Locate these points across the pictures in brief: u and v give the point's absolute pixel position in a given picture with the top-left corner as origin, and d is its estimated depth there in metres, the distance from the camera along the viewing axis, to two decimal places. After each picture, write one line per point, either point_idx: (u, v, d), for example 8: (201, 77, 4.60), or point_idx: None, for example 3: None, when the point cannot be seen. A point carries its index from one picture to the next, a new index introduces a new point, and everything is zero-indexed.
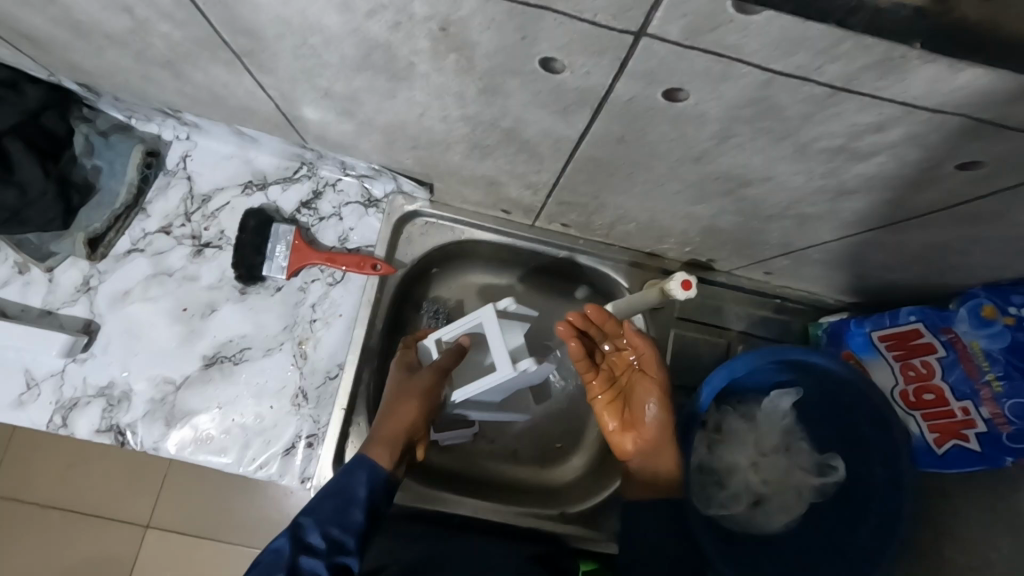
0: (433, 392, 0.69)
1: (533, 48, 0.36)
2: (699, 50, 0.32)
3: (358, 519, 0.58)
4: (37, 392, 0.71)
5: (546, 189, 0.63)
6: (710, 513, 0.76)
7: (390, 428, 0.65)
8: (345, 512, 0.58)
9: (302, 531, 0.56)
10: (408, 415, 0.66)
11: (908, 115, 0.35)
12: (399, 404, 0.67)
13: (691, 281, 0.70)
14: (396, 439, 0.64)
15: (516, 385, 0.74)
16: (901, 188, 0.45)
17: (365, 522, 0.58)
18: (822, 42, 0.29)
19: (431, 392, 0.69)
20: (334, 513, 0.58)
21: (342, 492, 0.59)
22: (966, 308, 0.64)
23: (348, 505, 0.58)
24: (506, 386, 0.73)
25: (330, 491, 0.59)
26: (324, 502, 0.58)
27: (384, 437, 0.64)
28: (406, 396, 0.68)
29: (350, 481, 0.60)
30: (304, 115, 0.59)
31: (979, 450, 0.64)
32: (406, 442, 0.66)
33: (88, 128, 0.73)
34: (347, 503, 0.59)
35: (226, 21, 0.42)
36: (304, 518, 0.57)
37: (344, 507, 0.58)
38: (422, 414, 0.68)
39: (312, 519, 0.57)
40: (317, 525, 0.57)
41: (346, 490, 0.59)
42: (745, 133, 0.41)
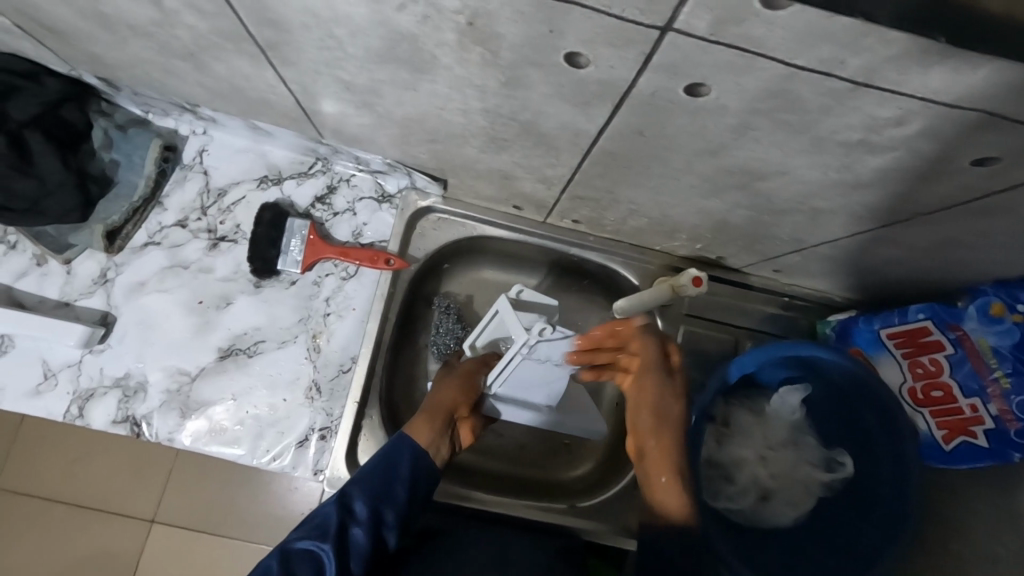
0: (471, 377, 0.74)
1: (558, 41, 0.37)
2: (723, 43, 0.33)
3: (401, 496, 0.62)
4: (54, 382, 0.72)
5: (560, 184, 0.64)
6: (717, 506, 0.77)
7: (432, 406, 0.70)
8: (391, 488, 0.62)
9: (349, 501, 0.60)
10: (449, 396, 0.72)
11: (926, 109, 0.36)
12: (440, 387, 0.72)
13: (702, 277, 0.72)
14: (437, 416, 0.69)
15: (547, 371, 0.74)
16: (915, 183, 0.46)
17: (406, 500, 0.63)
18: (846, 36, 0.30)
19: (471, 377, 0.74)
20: (382, 488, 0.62)
21: (389, 469, 0.63)
22: (975, 306, 0.65)
23: (393, 482, 0.62)
24: (535, 372, 0.75)
25: (380, 465, 0.63)
26: (373, 474, 0.62)
27: (427, 415, 0.70)
28: (447, 380, 0.73)
29: (397, 458, 0.64)
30: (323, 109, 0.60)
31: (986, 446, 0.65)
32: (447, 421, 0.70)
33: (106, 122, 0.74)
34: (393, 479, 0.62)
35: (254, 13, 0.43)
36: (353, 488, 0.61)
37: (390, 482, 0.62)
38: (464, 397, 0.73)
39: (361, 490, 0.61)
40: (365, 496, 0.61)
41: (394, 467, 0.63)
42: (764, 126, 0.41)
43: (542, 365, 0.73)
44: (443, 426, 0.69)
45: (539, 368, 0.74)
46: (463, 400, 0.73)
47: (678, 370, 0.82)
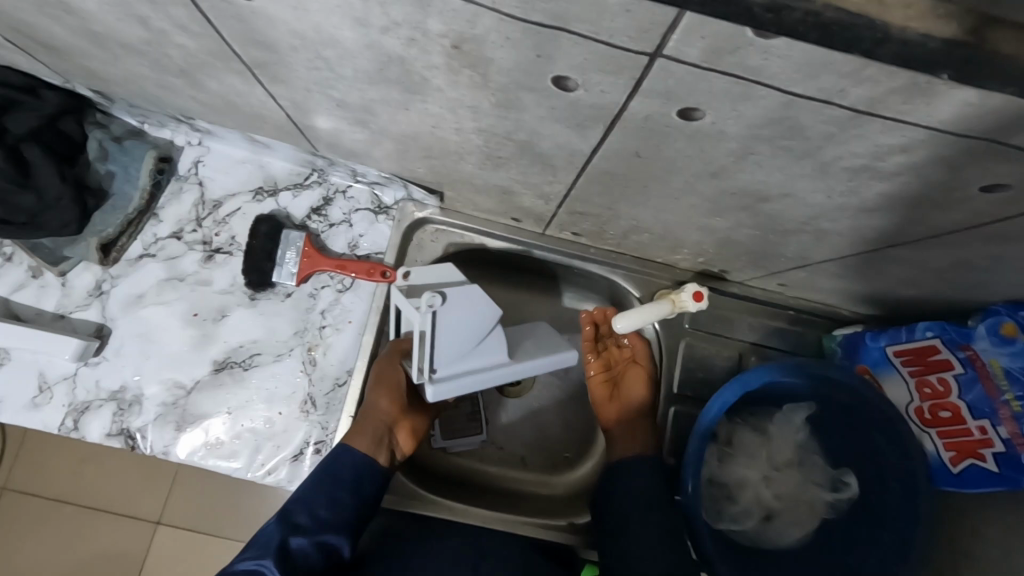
0: (391, 374, 0.71)
1: (548, 66, 0.35)
2: (718, 71, 0.31)
3: (344, 501, 0.64)
4: (51, 394, 0.72)
5: (558, 200, 0.63)
6: (720, 527, 0.75)
7: (364, 416, 0.69)
8: (333, 494, 0.64)
9: (290, 515, 0.62)
10: (379, 404, 0.70)
11: (933, 138, 0.34)
12: (371, 391, 0.71)
13: (703, 292, 0.71)
14: (370, 425, 0.68)
15: (475, 326, 0.64)
16: (925, 208, 0.44)
17: (351, 503, 0.64)
18: (845, 67, 0.29)
19: (394, 377, 0.71)
20: (321, 496, 0.63)
21: (329, 477, 0.64)
22: (985, 325, 0.63)
23: (338, 487, 0.64)
24: (464, 334, 0.64)
25: (318, 475, 0.65)
26: (310, 488, 0.64)
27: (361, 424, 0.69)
28: (377, 384, 0.71)
29: (338, 465, 0.65)
30: (316, 124, 0.59)
31: (996, 471, 0.62)
32: (385, 427, 0.69)
33: (102, 134, 0.73)
34: (333, 485, 0.64)
35: (240, 33, 0.42)
36: (293, 503, 0.63)
37: (331, 489, 0.64)
38: (395, 398, 0.70)
39: (299, 504, 0.63)
40: (304, 508, 0.62)
41: (334, 476, 0.65)
42: (765, 150, 0.40)
43: (465, 323, 0.64)
44: (380, 432, 0.68)
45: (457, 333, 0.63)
46: (396, 403, 0.70)
47: (680, 386, 0.80)
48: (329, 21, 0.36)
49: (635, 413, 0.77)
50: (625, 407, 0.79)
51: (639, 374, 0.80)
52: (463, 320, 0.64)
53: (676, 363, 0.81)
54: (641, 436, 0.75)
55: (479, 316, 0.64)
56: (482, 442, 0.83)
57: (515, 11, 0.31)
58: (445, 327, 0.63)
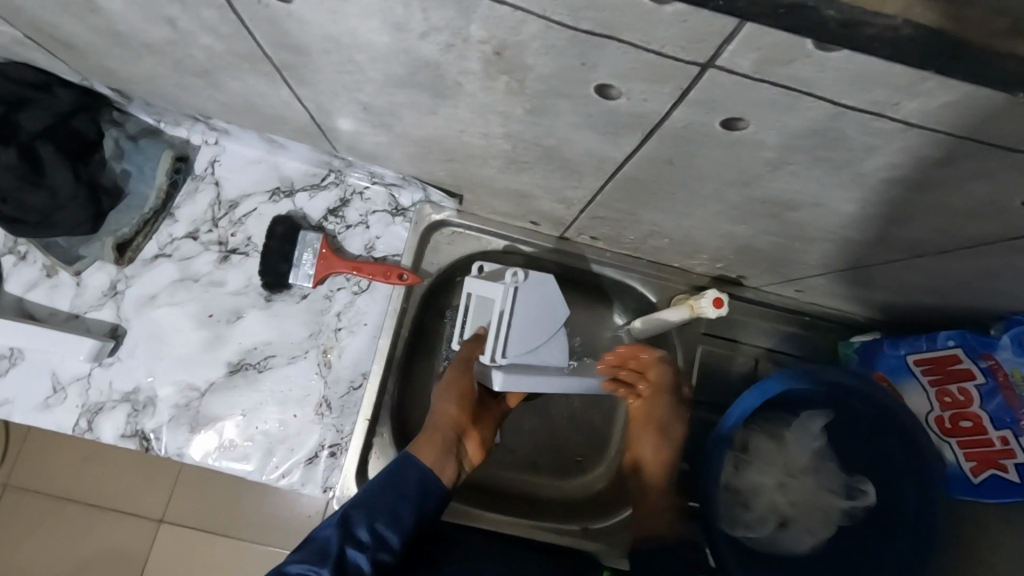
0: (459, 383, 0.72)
1: (590, 74, 0.35)
2: (768, 82, 0.31)
3: (407, 519, 0.62)
4: (64, 395, 0.71)
5: (580, 205, 0.63)
6: (735, 534, 0.75)
7: (431, 425, 0.70)
8: (399, 511, 0.62)
9: (351, 524, 0.60)
10: (446, 413, 0.70)
11: (981, 151, 0.34)
12: (441, 400, 0.72)
13: (723, 299, 0.69)
14: (440, 435, 0.69)
15: (543, 323, 0.69)
16: (960, 219, 0.44)
17: (413, 522, 0.62)
18: (904, 81, 0.28)
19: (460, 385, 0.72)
20: (385, 512, 0.61)
21: (397, 493, 0.63)
22: (1009, 335, 0.62)
23: (399, 504, 0.62)
24: (534, 327, 0.69)
25: (383, 486, 0.63)
26: (375, 500, 0.62)
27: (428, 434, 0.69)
28: (444, 393, 0.72)
29: (403, 478, 0.63)
30: (338, 126, 0.58)
31: (1016, 481, 0.62)
32: (451, 438, 0.69)
33: (118, 133, 0.72)
34: (400, 501, 0.62)
35: (271, 36, 0.41)
36: (355, 511, 0.61)
37: (397, 505, 0.62)
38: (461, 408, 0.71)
39: (362, 515, 0.61)
40: (367, 521, 0.60)
41: (398, 490, 0.63)
42: (803, 160, 0.39)
43: (536, 315, 0.69)
44: (448, 443, 0.68)
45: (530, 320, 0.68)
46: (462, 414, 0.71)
47: (696, 391, 0.80)
48: (366, 25, 0.36)
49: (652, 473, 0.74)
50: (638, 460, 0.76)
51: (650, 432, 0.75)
52: (534, 306, 0.69)
53: (693, 369, 0.81)
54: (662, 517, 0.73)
55: (549, 310, 0.70)
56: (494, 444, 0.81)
57: (563, 19, 0.30)
58: (519, 312, 0.68)
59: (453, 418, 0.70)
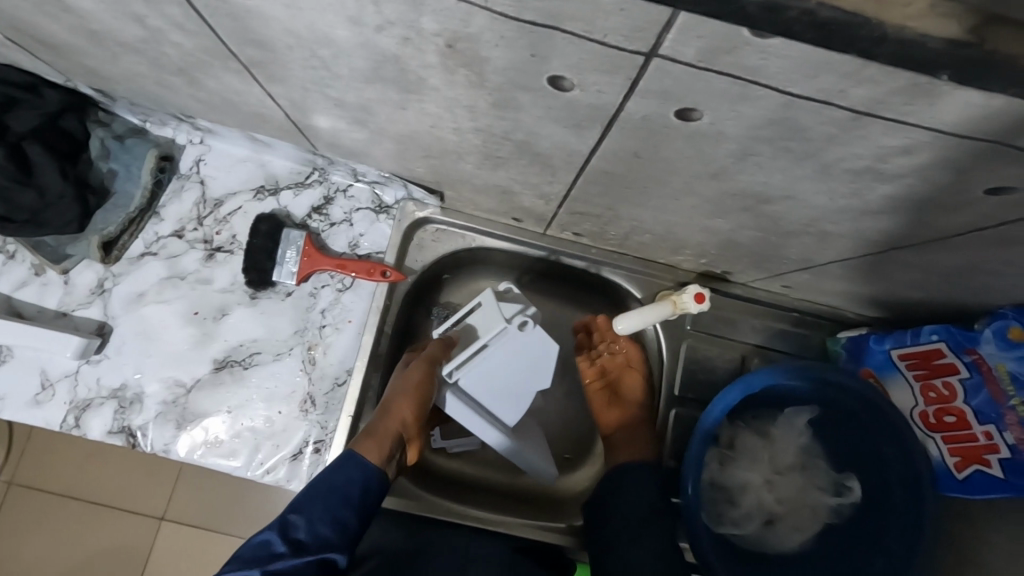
0: (422, 387, 0.71)
1: (544, 66, 0.35)
2: (715, 71, 0.31)
3: (348, 518, 0.60)
4: (52, 392, 0.72)
5: (558, 200, 0.63)
6: (721, 531, 0.74)
7: (382, 426, 0.68)
8: (337, 511, 0.60)
9: (290, 529, 0.58)
10: (401, 412, 0.70)
11: (938, 139, 0.33)
12: (395, 399, 0.70)
13: (705, 294, 0.71)
14: (385, 435, 0.67)
15: (518, 379, 0.74)
16: (929, 210, 0.43)
17: (353, 521, 0.61)
18: (846, 67, 0.28)
19: (422, 387, 0.71)
20: (322, 512, 0.60)
21: (334, 494, 0.61)
22: (992, 329, 0.61)
23: (342, 503, 0.61)
24: (505, 379, 0.73)
25: (325, 489, 0.61)
26: (311, 501, 0.60)
27: (377, 434, 0.67)
28: (400, 392, 0.71)
29: (345, 479, 0.62)
30: (315, 123, 0.59)
31: (1002, 477, 0.61)
32: (396, 441, 0.68)
33: (104, 133, 0.73)
34: (338, 502, 0.61)
35: (236, 33, 0.41)
36: (291, 514, 0.59)
37: (335, 506, 0.61)
38: (415, 412, 0.70)
39: (300, 518, 0.59)
40: (305, 523, 0.59)
41: (341, 490, 0.62)
42: (766, 151, 0.39)
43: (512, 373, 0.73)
44: (392, 445, 0.68)
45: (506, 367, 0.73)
46: (414, 419, 0.70)
47: (681, 387, 0.79)
48: (323, 19, 0.36)
49: (637, 417, 0.79)
50: (626, 416, 0.79)
51: (637, 381, 0.81)
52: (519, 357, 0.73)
53: (678, 364, 0.80)
54: (640, 442, 0.76)
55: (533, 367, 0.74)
56: (481, 443, 0.83)
57: (508, 10, 0.30)
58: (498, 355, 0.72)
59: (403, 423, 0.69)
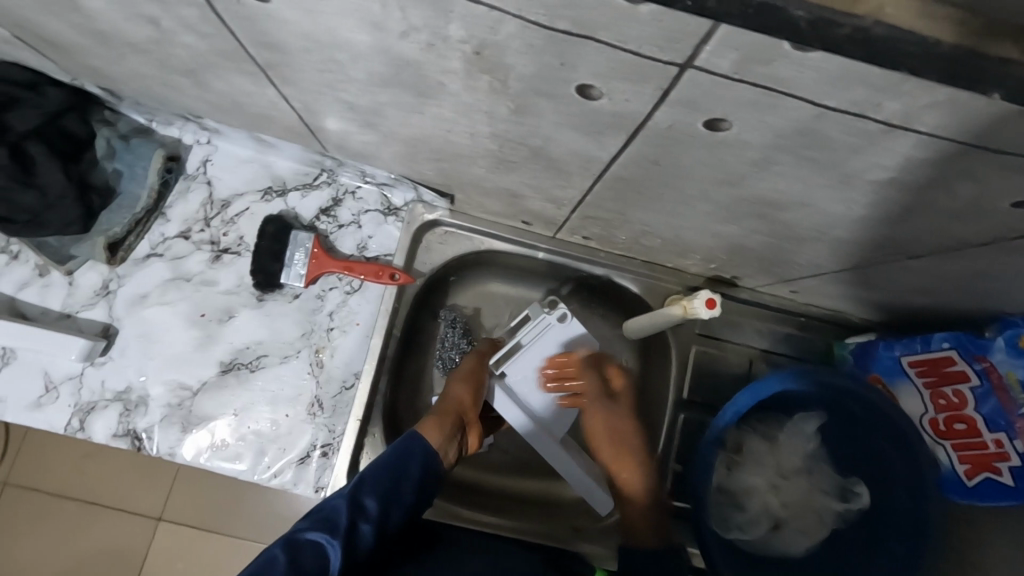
0: (476, 375, 0.73)
1: (571, 74, 0.34)
2: (747, 82, 0.30)
3: (410, 494, 0.63)
4: (56, 394, 0.71)
5: (570, 205, 0.62)
6: (729, 536, 0.74)
7: (442, 408, 0.70)
8: (403, 486, 0.63)
9: (360, 496, 0.61)
10: (458, 396, 0.71)
11: (966, 152, 0.33)
12: (454, 384, 0.72)
13: (715, 299, 0.69)
14: (446, 418, 0.70)
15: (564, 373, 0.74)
16: (948, 220, 0.44)
17: (415, 496, 0.64)
18: (883, 81, 0.28)
19: (474, 374, 0.73)
20: (390, 486, 0.62)
21: (398, 467, 0.63)
22: (1003, 337, 0.61)
23: (402, 479, 0.63)
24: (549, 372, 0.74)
25: (387, 463, 0.63)
26: (380, 473, 0.62)
27: (437, 416, 0.70)
28: (457, 380, 0.73)
29: (407, 457, 0.64)
30: (326, 125, 0.58)
31: (1011, 484, 0.62)
32: (456, 423, 0.70)
33: (109, 132, 0.73)
34: (403, 477, 0.63)
35: (253, 36, 0.41)
36: (363, 482, 0.61)
37: (400, 481, 0.63)
38: (474, 397, 0.72)
39: (371, 486, 0.61)
40: (375, 491, 0.61)
41: (403, 466, 0.64)
42: (789, 161, 0.39)
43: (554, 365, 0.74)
44: (453, 428, 0.69)
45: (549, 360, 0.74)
46: (473, 403, 0.72)
47: (690, 392, 0.79)
48: (345, 24, 0.36)
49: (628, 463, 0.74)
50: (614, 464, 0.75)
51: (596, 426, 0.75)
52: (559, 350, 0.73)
53: (686, 369, 0.80)
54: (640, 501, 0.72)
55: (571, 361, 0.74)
56: (486, 445, 0.82)
57: (540, 19, 0.30)
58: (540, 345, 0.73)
59: (463, 406, 0.71)
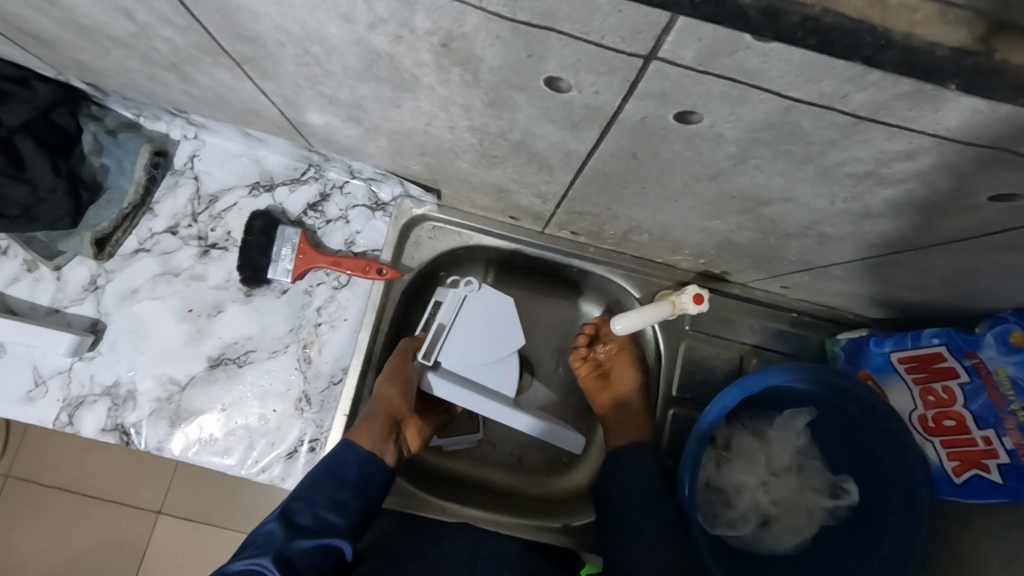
0: (399, 374, 0.71)
1: (540, 66, 0.34)
2: (715, 74, 0.30)
3: (348, 504, 0.63)
4: (45, 388, 0.71)
5: (556, 199, 0.62)
6: (716, 532, 0.74)
7: (370, 411, 0.69)
8: (337, 498, 0.63)
9: (293, 515, 0.61)
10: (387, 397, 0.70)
11: (942, 145, 0.32)
12: (379, 386, 0.71)
13: (703, 295, 0.71)
14: (378, 420, 0.68)
15: (499, 342, 0.74)
16: (930, 215, 0.43)
17: (354, 506, 0.64)
18: (849, 72, 0.27)
19: (400, 373, 0.72)
20: (323, 498, 0.62)
21: (332, 478, 0.64)
22: (993, 333, 0.60)
23: (340, 488, 0.64)
24: (485, 348, 0.74)
25: (321, 474, 0.64)
26: (312, 489, 0.63)
27: (368, 419, 0.68)
28: (384, 381, 0.71)
29: (341, 465, 0.64)
30: (309, 120, 0.58)
31: (1000, 482, 0.60)
32: (388, 424, 0.69)
33: (97, 127, 0.73)
34: (337, 488, 0.64)
35: (226, 29, 0.41)
36: (295, 503, 0.62)
37: (334, 492, 0.63)
38: (405, 395, 0.71)
39: (302, 504, 0.62)
40: (307, 508, 0.62)
41: (338, 475, 0.64)
42: (765, 155, 0.38)
43: (482, 336, 0.74)
44: (386, 428, 0.68)
45: (478, 335, 0.73)
46: (404, 403, 0.70)
47: (679, 388, 0.79)
48: (315, 17, 0.35)
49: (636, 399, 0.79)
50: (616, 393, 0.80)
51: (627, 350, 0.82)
52: (483, 318, 0.74)
53: (676, 364, 0.79)
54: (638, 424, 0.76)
55: (504, 328, 0.74)
56: (477, 440, 0.83)
57: (502, 10, 0.30)
58: (464, 321, 0.73)
59: (392, 406, 0.69)
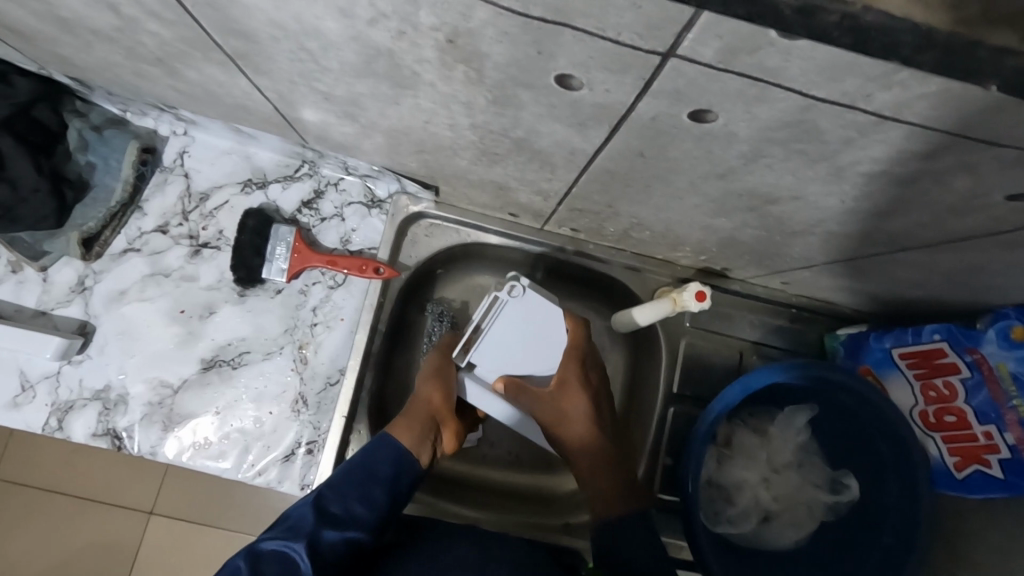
0: (442, 373, 0.70)
1: (549, 63, 0.33)
2: (732, 73, 0.29)
3: (377, 498, 0.62)
4: (33, 394, 0.69)
5: (557, 197, 0.61)
6: (718, 530, 0.74)
7: (412, 409, 0.68)
8: (368, 490, 0.62)
9: (324, 503, 0.60)
10: (428, 397, 0.68)
11: (962, 145, 0.32)
12: (420, 383, 0.69)
13: (704, 291, 0.69)
14: (418, 421, 0.67)
15: (538, 353, 0.68)
16: (942, 214, 0.42)
17: (383, 502, 0.62)
18: (875, 71, 0.26)
19: (442, 372, 0.70)
20: (355, 490, 0.61)
21: (365, 472, 0.63)
22: (994, 330, 0.60)
23: (372, 483, 0.62)
24: (520, 358, 0.68)
25: (355, 466, 0.63)
26: (345, 478, 0.62)
27: (409, 417, 0.67)
28: (425, 380, 0.70)
29: (377, 460, 0.63)
30: (303, 116, 0.56)
31: (1001, 477, 0.60)
32: (430, 424, 0.67)
33: (81, 124, 0.69)
34: (369, 482, 0.62)
35: (219, 24, 0.39)
36: (328, 491, 0.61)
37: (366, 486, 0.62)
38: (447, 395, 0.69)
39: (335, 493, 0.61)
40: (339, 497, 0.61)
41: (371, 469, 0.63)
42: (778, 154, 0.38)
43: (520, 345, 0.68)
44: (426, 429, 0.67)
45: (515, 342, 0.68)
46: (448, 404, 0.69)
47: (679, 384, 0.78)
48: (312, 11, 0.34)
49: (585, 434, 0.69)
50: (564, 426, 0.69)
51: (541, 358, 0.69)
52: (523, 324, 0.67)
53: (676, 361, 0.79)
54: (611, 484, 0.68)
55: (547, 340, 0.68)
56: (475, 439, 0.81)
57: (512, 5, 0.28)
58: (503, 327, 0.67)
59: (434, 406, 0.68)
